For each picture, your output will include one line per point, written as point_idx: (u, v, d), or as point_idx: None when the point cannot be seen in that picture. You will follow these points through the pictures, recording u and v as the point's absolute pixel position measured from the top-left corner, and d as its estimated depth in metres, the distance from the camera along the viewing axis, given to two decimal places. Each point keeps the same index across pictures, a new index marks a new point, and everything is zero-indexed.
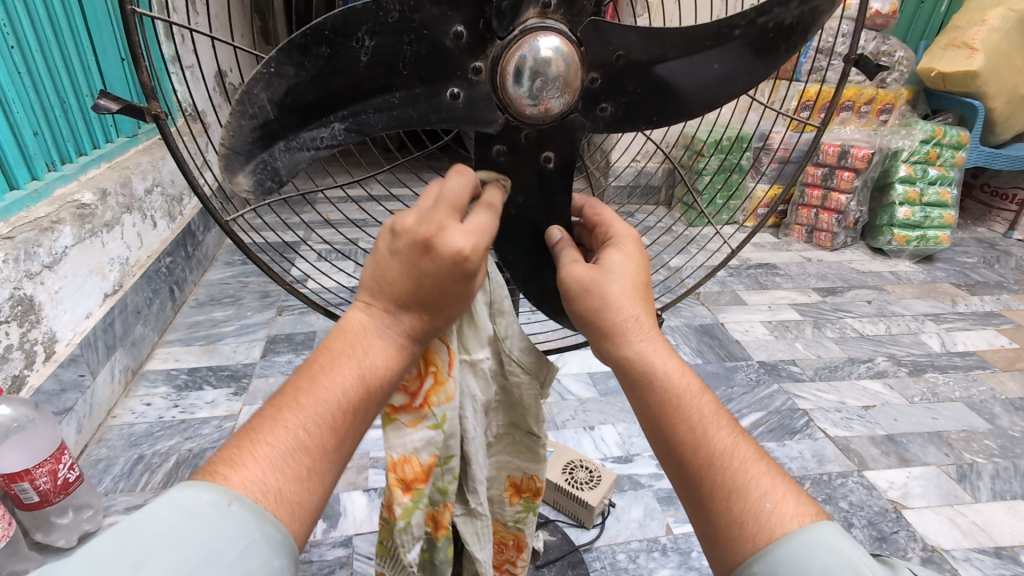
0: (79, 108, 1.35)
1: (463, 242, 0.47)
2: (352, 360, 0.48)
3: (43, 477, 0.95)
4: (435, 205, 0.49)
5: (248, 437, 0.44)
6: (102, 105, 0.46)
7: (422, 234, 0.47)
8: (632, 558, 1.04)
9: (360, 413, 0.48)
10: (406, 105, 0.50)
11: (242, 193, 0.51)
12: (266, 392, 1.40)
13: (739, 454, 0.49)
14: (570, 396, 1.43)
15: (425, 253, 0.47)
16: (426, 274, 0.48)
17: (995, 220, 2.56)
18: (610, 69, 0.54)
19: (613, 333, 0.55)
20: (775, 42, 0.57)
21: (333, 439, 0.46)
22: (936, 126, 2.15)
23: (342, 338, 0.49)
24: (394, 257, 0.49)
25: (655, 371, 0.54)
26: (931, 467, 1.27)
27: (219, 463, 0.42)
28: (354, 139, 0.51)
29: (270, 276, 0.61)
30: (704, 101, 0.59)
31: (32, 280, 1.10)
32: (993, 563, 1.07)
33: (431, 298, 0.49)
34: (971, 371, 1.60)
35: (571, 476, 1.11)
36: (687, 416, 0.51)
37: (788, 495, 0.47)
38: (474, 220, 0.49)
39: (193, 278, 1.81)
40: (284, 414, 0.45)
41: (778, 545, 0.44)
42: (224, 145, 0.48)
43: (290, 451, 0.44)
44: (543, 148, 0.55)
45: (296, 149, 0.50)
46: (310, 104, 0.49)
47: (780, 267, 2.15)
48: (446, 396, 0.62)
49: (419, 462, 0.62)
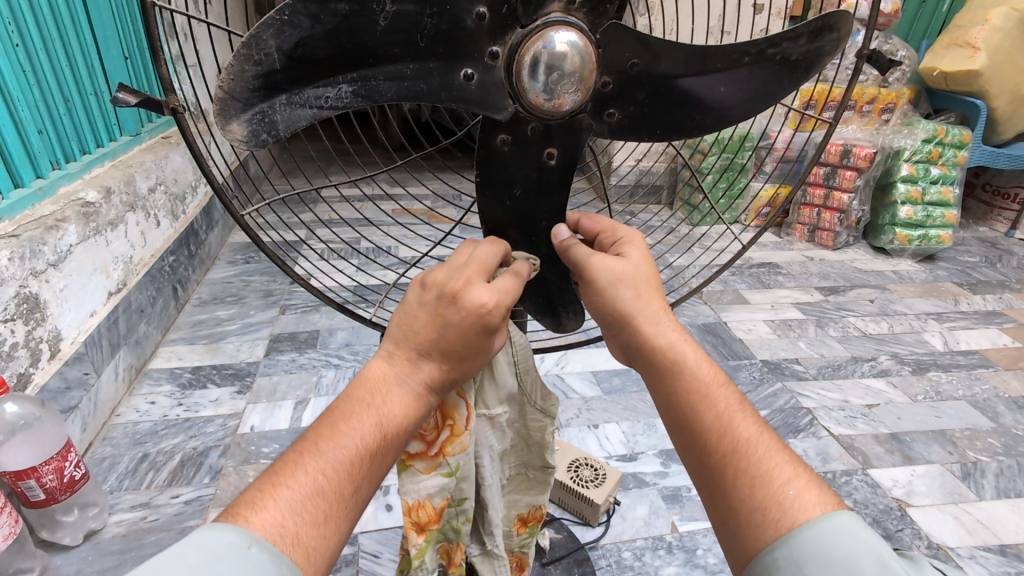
0: (83, 107, 1.35)
1: (488, 297, 0.49)
2: (372, 408, 0.49)
3: (50, 475, 0.95)
4: (465, 265, 0.52)
5: (270, 480, 0.44)
6: (121, 99, 0.45)
7: (450, 288, 0.50)
8: (638, 556, 1.04)
9: (377, 461, 0.49)
10: (418, 77, 0.49)
11: (233, 141, 0.48)
12: (270, 391, 1.40)
13: (764, 443, 0.50)
14: (574, 395, 1.43)
15: (451, 304, 0.50)
16: (450, 326, 0.50)
17: (997, 220, 2.57)
18: (622, 76, 0.54)
19: (641, 321, 0.55)
20: (781, 75, 0.58)
21: (350, 485, 0.46)
22: (938, 125, 2.15)
23: (362, 386, 0.50)
24: (422, 308, 0.51)
25: (684, 359, 0.54)
26: (935, 465, 1.27)
27: (241, 505, 0.43)
28: (359, 104, 0.49)
29: (281, 270, 0.62)
30: (707, 123, 0.60)
31: (37, 279, 1.10)
32: (998, 561, 1.07)
33: (455, 349, 0.51)
34: (975, 370, 1.60)
35: (576, 475, 1.11)
36: (713, 404, 0.52)
37: (809, 484, 0.48)
38: (501, 282, 0.52)
39: (195, 277, 1.80)
40: (305, 459, 0.46)
41: (802, 532, 0.45)
42: (222, 89, 0.45)
43: (309, 494, 0.44)
44: (547, 144, 0.55)
45: (298, 105, 0.48)
46: (321, 60, 0.46)
47: (782, 267, 2.15)
48: (461, 447, 0.65)
49: (431, 505, 0.67)
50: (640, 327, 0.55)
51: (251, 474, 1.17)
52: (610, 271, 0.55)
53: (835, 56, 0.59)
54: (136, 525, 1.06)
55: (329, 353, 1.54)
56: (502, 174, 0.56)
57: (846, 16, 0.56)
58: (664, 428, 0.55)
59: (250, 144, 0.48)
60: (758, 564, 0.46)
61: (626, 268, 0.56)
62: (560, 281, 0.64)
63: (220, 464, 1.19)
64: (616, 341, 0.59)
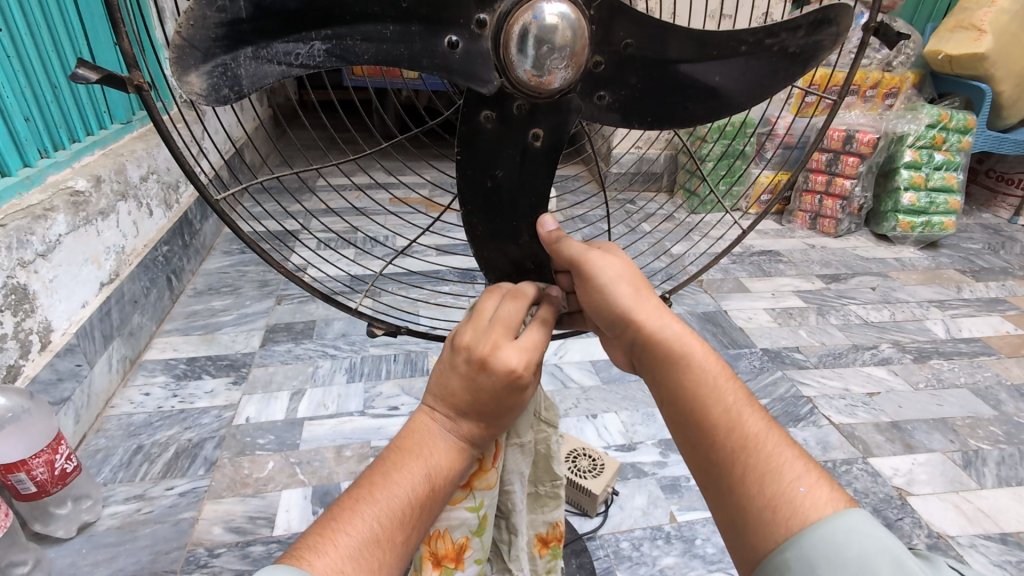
0: (70, 93, 1.33)
1: (518, 359, 0.49)
2: (420, 461, 0.49)
3: (40, 468, 0.94)
4: (492, 325, 0.51)
5: (328, 525, 0.44)
6: (80, 75, 0.41)
7: (480, 352, 0.49)
8: (636, 546, 1.04)
9: (424, 514, 0.48)
10: (398, 41, 0.47)
11: (192, 96, 0.45)
12: (266, 381, 1.39)
13: (773, 439, 0.48)
14: (572, 383, 1.42)
15: (483, 369, 0.49)
16: (484, 390, 0.49)
17: (1000, 206, 2.54)
18: (615, 57, 0.52)
19: (644, 317, 0.53)
20: (776, 71, 0.56)
21: (403, 530, 0.46)
22: (942, 110, 2.13)
23: (411, 440, 0.50)
24: (456, 372, 0.50)
25: (690, 351, 0.52)
26: (936, 453, 1.26)
27: (303, 548, 0.43)
28: (333, 64, 0.47)
29: (267, 261, 0.58)
30: (700, 113, 0.57)
31: (26, 269, 1.08)
32: (999, 550, 1.06)
33: (490, 406, 0.50)
34: (977, 357, 1.59)
35: (574, 465, 1.10)
36: (721, 399, 0.50)
37: (821, 482, 0.46)
38: (528, 336, 0.51)
39: (190, 267, 1.79)
40: (361, 505, 0.45)
41: (816, 532, 0.43)
42: (179, 35, 0.41)
43: (363, 541, 0.44)
44: (532, 124, 0.53)
45: (265, 61, 0.45)
46: (292, 13, 0.43)
47: (783, 254, 2.13)
48: (487, 481, 0.66)
49: (451, 539, 0.66)
50: (643, 323, 0.53)
51: (246, 465, 1.16)
52: (606, 271, 0.54)
53: (834, 53, 0.56)
54: (132, 516, 1.05)
55: (326, 344, 1.53)
56: (484, 152, 0.54)
57: (847, 9, 0.53)
58: (669, 425, 0.53)
59: (210, 99, 0.45)
60: (768, 564, 0.44)
61: (623, 267, 0.55)
62: (541, 270, 0.60)
63: (215, 456, 1.18)
64: (618, 340, 0.56)
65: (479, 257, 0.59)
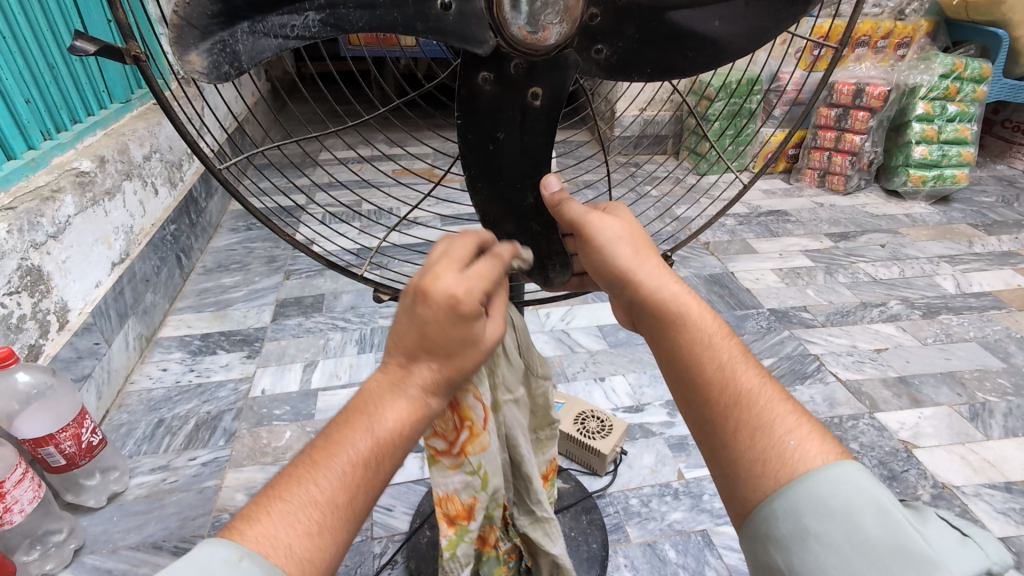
0: (67, 74, 1.32)
1: (456, 286, 0.47)
2: (364, 421, 0.48)
3: (68, 441, 0.98)
4: (436, 261, 0.50)
5: (268, 493, 0.44)
6: (78, 48, 0.41)
7: (418, 285, 0.48)
8: (645, 503, 1.07)
9: (373, 473, 0.47)
10: (391, 6, 0.46)
11: (193, 76, 0.45)
12: (279, 354, 1.41)
13: (766, 394, 0.49)
14: (580, 348, 1.43)
15: (423, 302, 0.47)
16: (427, 326, 0.47)
17: (1015, 156, 2.49)
18: (611, 7, 0.51)
19: (641, 276, 0.53)
20: (778, 9, 0.54)
21: (343, 493, 0.45)
22: (957, 58, 2.07)
23: (357, 401, 0.49)
24: (400, 313, 0.49)
25: (688, 311, 0.52)
26: (943, 406, 1.27)
27: (243, 516, 0.43)
28: (329, 34, 0.46)
29: (274, 232, 0.58)
30: (700, 61, 0.56)
31: (38, 251, 1.10)
32: (1003, 498, 1.08)
33: (439, 347, 0.48)
34: (987, 311, 1.58)
35: (582, 427, 1.13)
36: (714, 357, 0.50)
37: (812, 435, 0.47)
38: (472, 268, 0.49)
39: (198, 245, 1.80)
40: (300, 473, 0.45)
41: (802, 482, 0.44)
42: (177, 14, 0.42)
43: (302, 506, 0.43)
44: (531, 83, 0.52)
45: (262, 35, 0.45)
46: None
47: (791, 214, 2.11)
48: (480, 446, 0.68)
49: (460, 500, 0.71)
50: (641, 283, 0.53)
51: (264, 436, 1.20)
52: (607, 230, 0.55)
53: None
54: (158, 486, 1.10)
55: (336, 317, 1.55)
56: (484, 115, 0.53)
57: None
58: (665, 382, 0.54)
59: (211, 77, 0.45)
60: (756, 516, 0.45)
61: (623, 226, 0.56)
62: (547, 232, 0.59)
63: (235, 427, 1.22)
64: (618, 300, 0.57)
65: (484, 222, 0.59)
